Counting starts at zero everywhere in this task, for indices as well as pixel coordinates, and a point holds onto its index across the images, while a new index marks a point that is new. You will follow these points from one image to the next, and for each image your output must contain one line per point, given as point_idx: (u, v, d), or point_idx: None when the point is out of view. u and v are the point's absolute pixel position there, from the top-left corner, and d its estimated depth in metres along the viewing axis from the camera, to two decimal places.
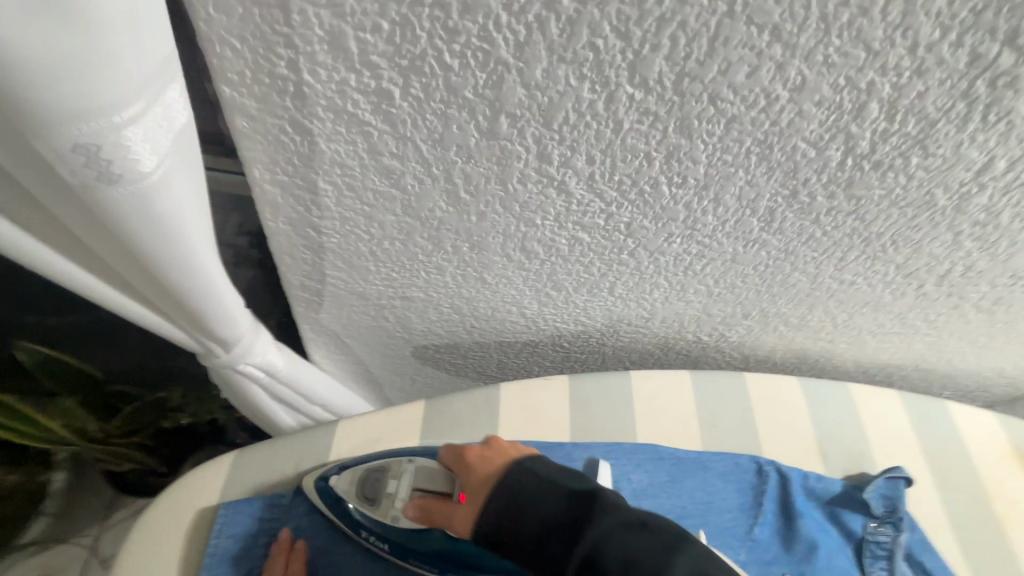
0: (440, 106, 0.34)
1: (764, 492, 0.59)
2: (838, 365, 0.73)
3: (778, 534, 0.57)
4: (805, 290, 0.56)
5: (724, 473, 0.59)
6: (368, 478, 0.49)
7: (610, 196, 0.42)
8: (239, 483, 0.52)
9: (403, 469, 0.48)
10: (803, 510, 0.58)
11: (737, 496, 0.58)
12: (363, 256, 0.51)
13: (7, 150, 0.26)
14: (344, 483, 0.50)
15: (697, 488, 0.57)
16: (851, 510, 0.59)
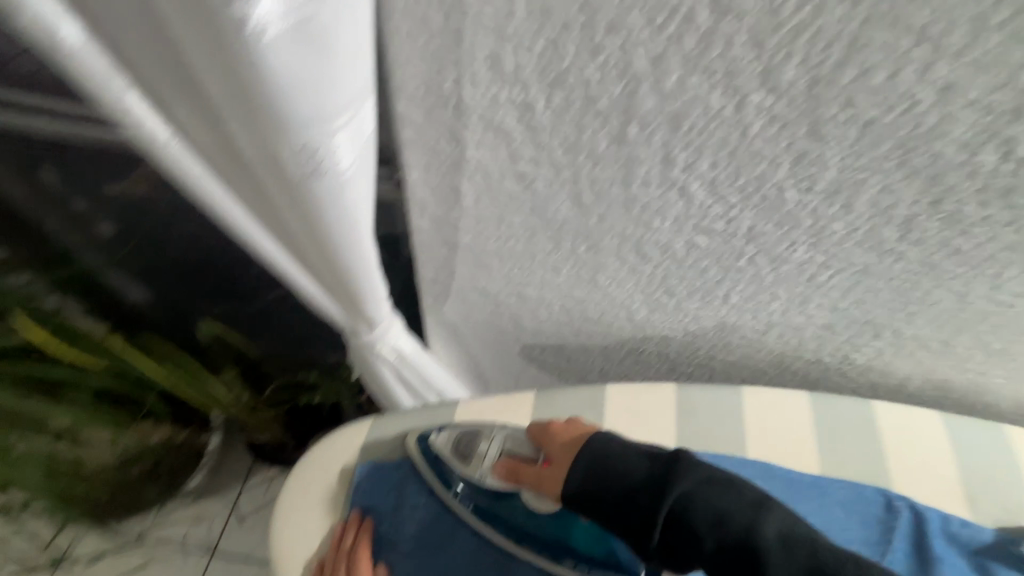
0: (576, 115, 0.39)
1: (894, 529, 0.54)
2: (989, 402, 0.65)
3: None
4: (948, 309, 0.52)
5: (845, 501, 0.55)
6: (460, 438, 0.55)
7: (732, 200, 0.44)
8: (371, 443, 0.59)
9: (491, 435, 0.54)
10: (941, 554, 0.53)
11: (860, 529, 0.54)
12: (490, 254, 0.56)
13: (255, 151, 0.34)
14: (439, 439, 0.56)
15: (813, 513, 0.54)
16: (1004, 564, 0.52)
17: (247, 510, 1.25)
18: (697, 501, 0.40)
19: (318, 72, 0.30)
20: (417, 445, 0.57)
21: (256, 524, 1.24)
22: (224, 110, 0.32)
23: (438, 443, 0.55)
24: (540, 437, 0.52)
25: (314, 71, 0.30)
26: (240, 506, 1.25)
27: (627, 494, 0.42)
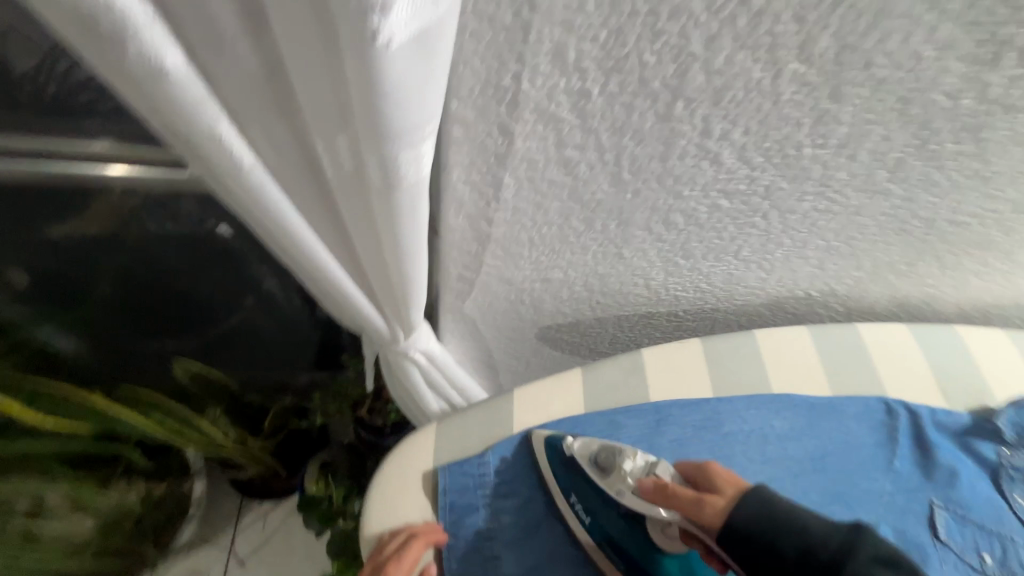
0: (628, 97, 0.41)
1: (897, 427, 0.63)
2: (939, 309, 0.76)
3: (915, 465, 0.61)
4: (918, 235, 0.60)
5: (856, 413, 0.63)
6: (603, 449, 0.53)
7: (756, 162, 0.48)
8: (442, 444, 0.59)
9: (640, 453, 0.52)
10: (937, 441, 0.62)
11: (872, 433, 0.62)
12: (521, 242, 0.57)
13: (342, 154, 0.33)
14: (575, 445, 0.55)
15: (835, 429, 0.62)
16: (982, 439, 0.63)
17: (246, 551, 1.18)
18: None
19: (424, 78, 0.29)
20: (546, 443, 0.57)
21: (259, 563, 1.17)
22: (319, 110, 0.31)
23: (574, 449, 0.55)
24: (697, 473, 0.49)
25: (421, 77, 0.29)
26: (238, 549, 1.18)
27: (804, 555, 0.38)
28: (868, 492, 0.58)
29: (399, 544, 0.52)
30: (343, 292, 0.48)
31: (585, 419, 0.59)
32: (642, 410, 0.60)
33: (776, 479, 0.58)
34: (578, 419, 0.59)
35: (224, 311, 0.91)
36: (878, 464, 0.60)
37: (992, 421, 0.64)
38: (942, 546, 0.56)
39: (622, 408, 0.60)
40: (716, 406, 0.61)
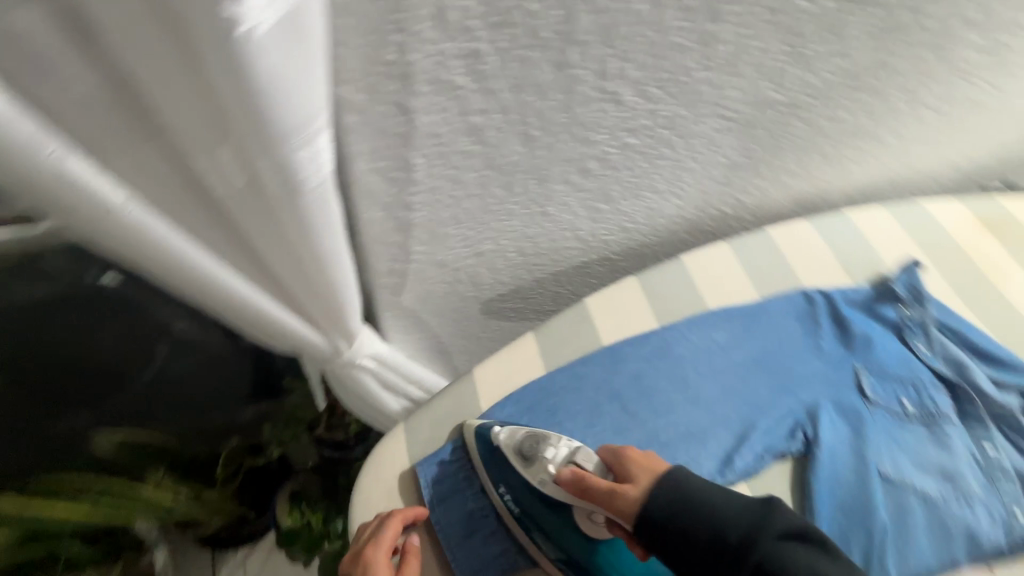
0: (522, 51, 0.39)
1: (818, 313, 0.69)
2: (830, 200, 0.84)
3: (839, 340, 0.67)
4: (803, 136, 0.65)
5: (783, 310, 0.69)
6: (528, 439, 0.52)
7: (654, 94, 0.49)
8: (415, 442, 0.58)
9: (563, 440, 0.52)
10: (851, 315, 0.69)
11: (798, 324, 0.68)
12: (446, 221, 0.56)
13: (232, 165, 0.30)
14: (502, 436, 0.53)
15: (768, 329, 0.67)
16: (885, 303, 0.71)
17: None
18: (791, 566, 0.39)
19: (300, 68, 0.26)
20: (475, 432, 0.55)
21: None
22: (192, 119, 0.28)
23: (500, 440, 0.53)
24: (613, 460, 0.49)
25: (296, 68, 0.26)
26: None
27: (716, 538, 0.42)
28: (804, 373, 0.63)
29: (377, 526, 0.51)
30: (276, 321, 0.44)
31: (552, 375, 0.60)
32: (599, 357, 0.62)
33: (726, 383, 0.62)
34: (543, 377, 0.60)
35: (135, 369, 0.77)
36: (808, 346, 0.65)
37: (890, 286, 0.72)
38: (871, 405, 0.62)
39: (583, 358, 0.62)
40: (664, 334, 0.64)
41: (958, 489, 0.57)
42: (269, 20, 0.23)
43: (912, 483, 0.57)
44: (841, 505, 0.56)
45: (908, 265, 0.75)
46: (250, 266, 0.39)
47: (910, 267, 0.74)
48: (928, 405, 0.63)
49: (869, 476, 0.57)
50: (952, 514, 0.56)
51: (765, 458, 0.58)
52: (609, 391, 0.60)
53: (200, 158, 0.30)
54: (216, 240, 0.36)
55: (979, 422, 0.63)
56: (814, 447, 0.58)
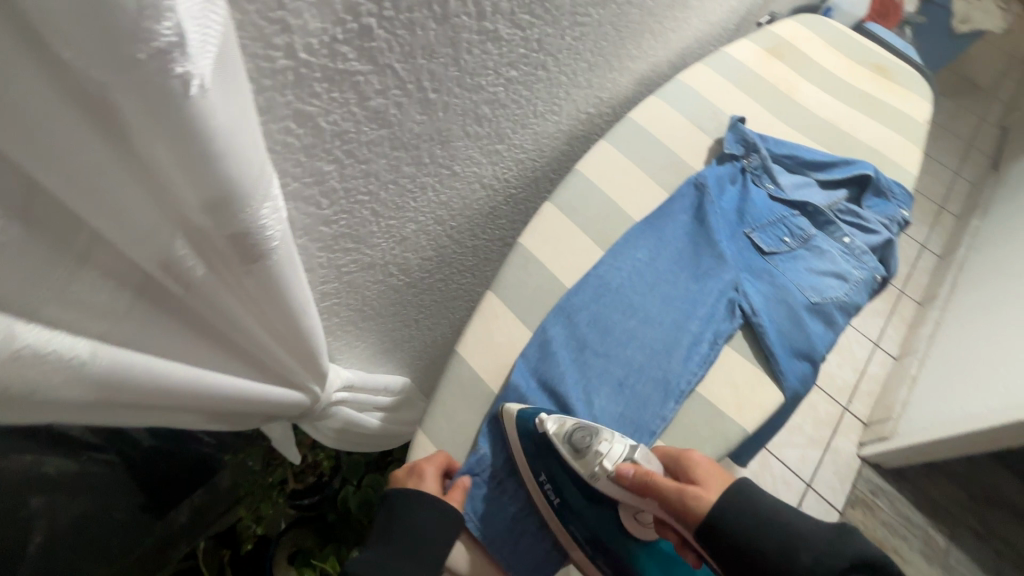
0: (408, 14, 0.36)
1: (707, 196, 0.73)
2: (661, 72, 0.93)
3: (724, 214, 0.74)
4: (637, 21, 0.70)
5: (676, 207, 0.73)
6: (583, 430, 0.53)
7: (525, 22, 0.48)
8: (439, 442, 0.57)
9: (617, 438, 0.53)
10: (719, 193, 0.75)
11: (688, 210, 0.73)
12: (366, 221, 0.51)
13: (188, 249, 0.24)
14: (550, 425, 0.54)
15: (674, 229, 0.71)
16: (727, 164, 0.80)
17: None
18: None
19: (240, 110, 0.21)
20: (518, 422, 0.55)
21: None
22: (127, 217, 0.21)
23: (548, 430, 0.53)
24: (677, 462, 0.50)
25: (238, 111, 0.21)
26: None
27: (785, 549, 0.40)
28: (719, 256, 0.69)
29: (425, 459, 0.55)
30: (257, 396, 0.38)
31: (527, 355, 0.59)
32: (552, 319, 0.62)
33: (665, 292, 0.66)
34: (519, 363, 0.59)
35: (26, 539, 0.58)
36: (717, 228, 0.71)
37: (725, 150, 0.81)
38: (770, 256, 0.72)
39: (541, 331, 0.61)
40: (596, 274, 0.65)
41: (849, 282, 0.72)
42: (208, 62, 0.18)
43: (824, 295, 0.69)
44: (790, 345, 0.65)
45: (731, 120, 0.83)
46: (217, 355, 0.33)
47: (733, 121, 0.82)
48: (801, 232, 0.75)
49: (798, 310, 0.67)
50: (851, 301, 0.71)
51: (717, 343, 0.63)
52: (575, 343, 0.61)
53: (143, 260, 0.24)
54: (177, 345, 0.29)
55: (832, 224, 0.77)
56: (753, 316, 0.65)
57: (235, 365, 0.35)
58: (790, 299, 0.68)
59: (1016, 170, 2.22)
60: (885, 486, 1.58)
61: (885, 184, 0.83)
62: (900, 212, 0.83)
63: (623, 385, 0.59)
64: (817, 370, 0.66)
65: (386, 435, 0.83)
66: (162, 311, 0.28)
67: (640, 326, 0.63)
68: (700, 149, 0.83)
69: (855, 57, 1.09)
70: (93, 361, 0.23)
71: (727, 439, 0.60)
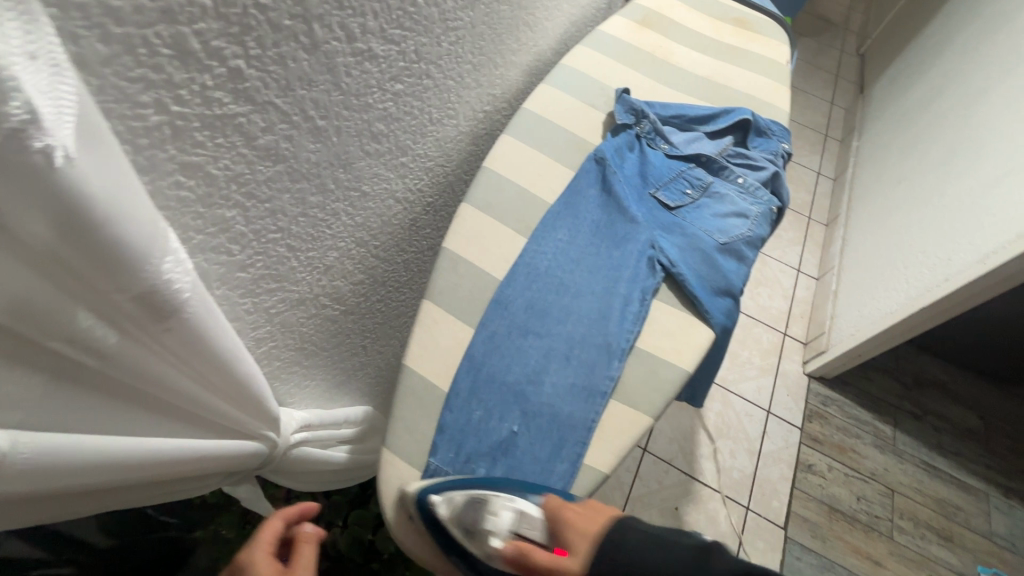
0: (276, 49, 0.37)
1: (609, 167, 0.78)
2: (546, 60, 0.97)
3: (628, 180, 0.78)
4: (510, 16, 0.73)
5: (582, 185, 0.77)
6: (469, 509, 0.51)
7: (397, 36, 0.50)
8: (408, 453, 0.57)
9: (504, 506, 0.51)
10: (619, 162, 0.80)
11: (594, 184, 0.77)
12: (285, 257, 0.51)
13: (98, 319, 0.24)
14: (442, 508, 0.52)
15: (586, 204, 0.75)
16: (623, 133, 0.85)
17: None
18: None
19: (115, 172, 0.21)
20: (414, 501, 0.53)
21: None
22: (19, 299, 0.21)
23: (440, 514, 0.52)
24: (552, 519, 0.49)
25: (114, 174, 0.21)
26: None
27: None
28: (631, 220, 0.73)
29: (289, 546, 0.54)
30: (207, 453, 0.38)
31: (473, 352, 0.61)
32: (490, 312, 0.64)
33: (590, 264, 0.69)
34: (467, 361, 0.60)
35: None
36: (624, 195, 0.75)
37: (618, 120, 0.85)
38: (676, 209, 0.77)
39: (483, 327, 0.63)
40: (521, 262, 0.68)
41: (750, 217, 0.78)
42: (69, 132, 0.19)
43: (730, 234, 0.75)
44: (709, 285, 0.71)
45: (617, 93, 0.88)
46: (151, 419, 0.33)
47: (619, 94, 0.88)
48: (700, 183, 0.81)
49: (710, 253, 0.73)
50: (755, 234, 0.77)
51: (646, 299, 0.68)
52: (517, 329, 0.63)
53: (51, 338, 0.23)
54: (100, 414, 0.29)
55: (726, 168, 0.84)
56: (672, 266, 0.70)
57: (170, 425, 0.34)
58: (701, 245, 0.73)
59: (878, 90, 2.47)
60: (833, 395, 1.73)
61: (763, 124, 0.91)
62: (781, 146, 0.91)
63: (569, 357, 0.62)
64: (739, 303, 0.72)
65: (358, 467, 0.84)
66: (78, 386, 0.27)
67: (573, 300, 0.66)
68: (596, 125, 0.88)
69: (716, 15, 1.18)
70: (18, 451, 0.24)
71: (672, 383, 0.64)
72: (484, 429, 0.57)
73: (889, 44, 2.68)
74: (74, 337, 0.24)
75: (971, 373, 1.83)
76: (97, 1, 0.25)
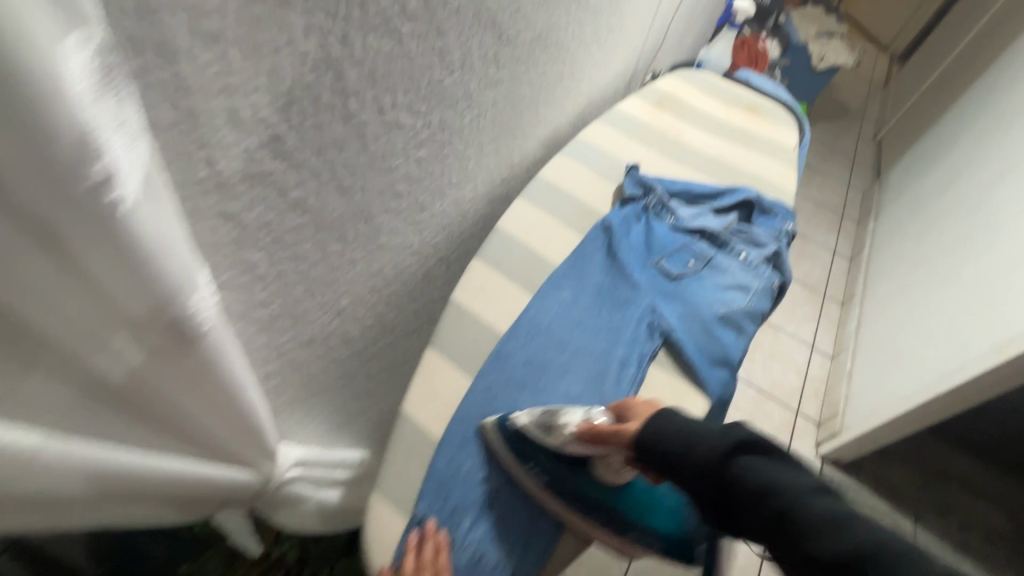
0: (314, 117, 0.42)
1: (615, 235, 0.82)
2: (563, 132, 1.05)
3: (634, 249, 0.82)
4: (531, 94, 0.81)
5: (589, 249, 0.81)
6: (546, 412, 0.59)
7: (424, 109, 0.56)
8: (394, 498, 0.58)
9: (575, 409, 0.59)
10: (625, 231, 0.84)
11: (599, 250, 0.81)
12: (301, 298, 0.55)
13: (131, 342, 0.28)
14: (523, 418, 0.59)
15: (591, 267, 0.79)
16: (631, 203, 0.90)
17: None
18: (749, 474, 0.42)
19: (165, 218, 0.26)
20: (497, 428, 0.60)
21: None
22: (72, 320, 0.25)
23: (521, 422, 0.59)
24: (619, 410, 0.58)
25: (164, 219, 0.26)
26: None
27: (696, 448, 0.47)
28: (633, 286, 0.76)
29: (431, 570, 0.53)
30: (199, 476, 0.41)
31: (470, 403, 0.63)
32: (490, 364, 0.66)
33: (591, 324, 0.72)
34: (462, 410, 0.62)
35: None
36: (628, 261, 0.79)
37: (626, 192, 0.91)
38: (678, 278, 0.80)
39: (481, 378, 0.65)
40: (525, 318, 0.71)
41: (750, 291, 0.81)
42: (135, 186, 0.23)
43: (730, 306, 0.78)
44: (707, 354, 0.72)
45: (626, 168, 0.94)
46: (162, 440, 0.36)
47: (629, 169, 0.94)
48: (703, 255, 0.84)
49: (709, 323, 0.75)
50: (755, 308, 0.79)
51: (643, 363, 0.69)
52: (514, 383, 0.65)
53: (91, 355, 0.27)
54: (117, 426, 0.32)
55: (729, 243, 0.87)
56: (670, 334, 0.72)
57: (174, 445, 0.37)
58: (701, 315, 0.75)
59: (894, 175, 2.53)
60: (850, 480, 1.65)
61: (767, 204, 0.95)
62: (785, 225, 0.95)
63: None
64: (735, 375, 0.73)
65: (349, 510, 0.84)
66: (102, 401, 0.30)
67: (571, 359, 0.68)
68: (605, 195, 0.93)
69: (728, 100, 1.26)
70: (41, 452, 0.27)
71: None
72: (472, 479, 0.59)
73: (905, 133, 2.76)
74: (107, 357, 0.28)
75: (999, 471, 1.73)
76: (171, 80, 0.30)
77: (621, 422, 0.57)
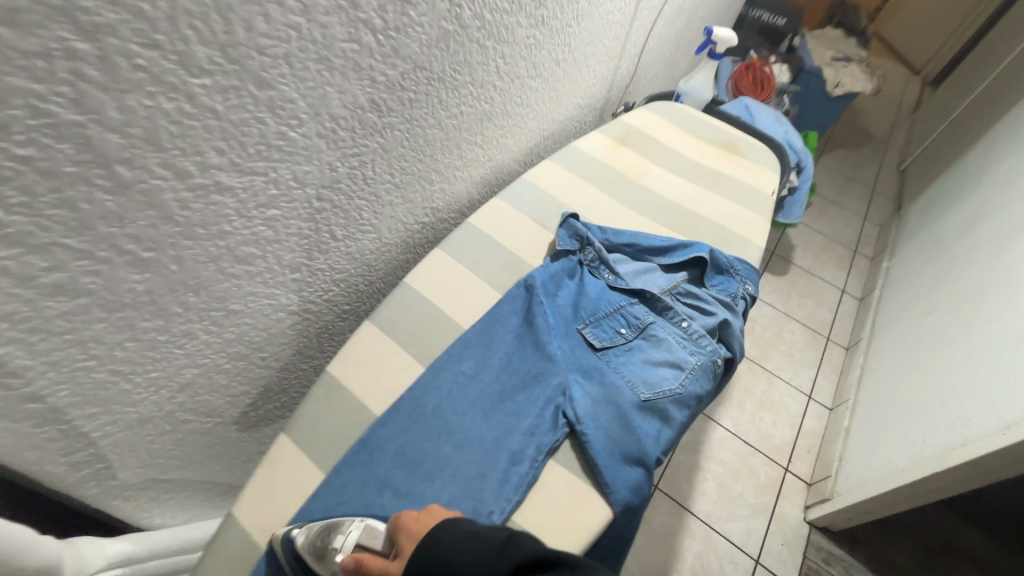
0: (54, 194, 0.34)
1: (535, 296, 0.73)
2: (507, 169, 0.96)
3: (556, 313, 0.72)
4: (445, 136, 0.72)
5: (503, 312, 0.71)
6: (319, 535, 0.49)
7: (262, 166, 0.48)
8: None
9: (354, 525, 0.50)
10: (549, 291, 0.74)
11: (515, 312, 0.72)
12: (108, 381, 0.47)
13: None
14: (300, 537, 0.49)
15: (500, 335, 0.69)
16: (563, 257, 0.80)
17: None
18: None
19: None
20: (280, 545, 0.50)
21: None
22: None
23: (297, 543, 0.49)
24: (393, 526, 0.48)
25: None
26: None
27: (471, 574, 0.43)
28: (544, 361, 0.66)
29: None
30: None
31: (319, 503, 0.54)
32: (353, 455, 0.57)
33: (484, 408, 0.62)
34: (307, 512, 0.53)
35: None
36: (544, 329, 0.69)
37: (557, 244, 0.81)
38: (602, 352, 0.69)
39: (338, 472, 0.56)
40: (407, 398, 0.61)
41: (685, 370, 0.70)
42: None
43: (656, 388, 0.67)
44: (619, 450, 0.62)
45: (563, 215, 0.84)
46: None
47: (566, 217, 0.84)
48: (638, 322, 0.74)
49: (626, 411, 0.64)
50: (687, 391, 0.69)
51: (538, 459, 0.59)
52: (376, 482, 0.55)
53: None
54: None
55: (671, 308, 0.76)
56: (577, 423, 0.62)
57: None
58: (619, 400, 0.65)
59: (912, 211, 2.36)
60: (838, 550, 1.50)
61: (723, 261, 0.85)
62: (741, 288, 0.84)
63: None
64: (651, 475, 0.63)
65: None
66: None
67: (451, 453, 0.58)
68: (538, 245, 0.84)
69: (703, 136, 1.16)
70: None
71: None
72: None
73: (928, 165, 2.59)
74: None
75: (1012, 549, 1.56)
76: None
77: (393, 548, 0.48)
